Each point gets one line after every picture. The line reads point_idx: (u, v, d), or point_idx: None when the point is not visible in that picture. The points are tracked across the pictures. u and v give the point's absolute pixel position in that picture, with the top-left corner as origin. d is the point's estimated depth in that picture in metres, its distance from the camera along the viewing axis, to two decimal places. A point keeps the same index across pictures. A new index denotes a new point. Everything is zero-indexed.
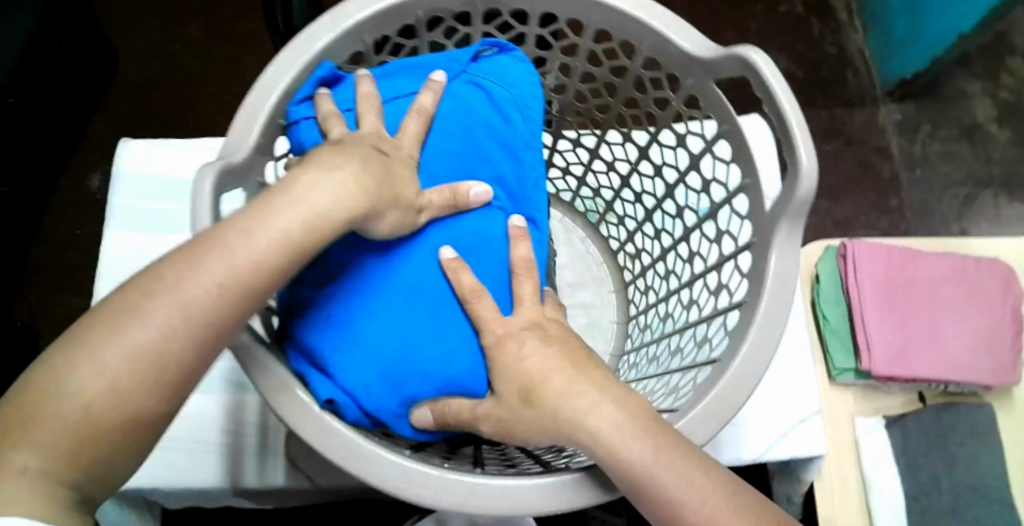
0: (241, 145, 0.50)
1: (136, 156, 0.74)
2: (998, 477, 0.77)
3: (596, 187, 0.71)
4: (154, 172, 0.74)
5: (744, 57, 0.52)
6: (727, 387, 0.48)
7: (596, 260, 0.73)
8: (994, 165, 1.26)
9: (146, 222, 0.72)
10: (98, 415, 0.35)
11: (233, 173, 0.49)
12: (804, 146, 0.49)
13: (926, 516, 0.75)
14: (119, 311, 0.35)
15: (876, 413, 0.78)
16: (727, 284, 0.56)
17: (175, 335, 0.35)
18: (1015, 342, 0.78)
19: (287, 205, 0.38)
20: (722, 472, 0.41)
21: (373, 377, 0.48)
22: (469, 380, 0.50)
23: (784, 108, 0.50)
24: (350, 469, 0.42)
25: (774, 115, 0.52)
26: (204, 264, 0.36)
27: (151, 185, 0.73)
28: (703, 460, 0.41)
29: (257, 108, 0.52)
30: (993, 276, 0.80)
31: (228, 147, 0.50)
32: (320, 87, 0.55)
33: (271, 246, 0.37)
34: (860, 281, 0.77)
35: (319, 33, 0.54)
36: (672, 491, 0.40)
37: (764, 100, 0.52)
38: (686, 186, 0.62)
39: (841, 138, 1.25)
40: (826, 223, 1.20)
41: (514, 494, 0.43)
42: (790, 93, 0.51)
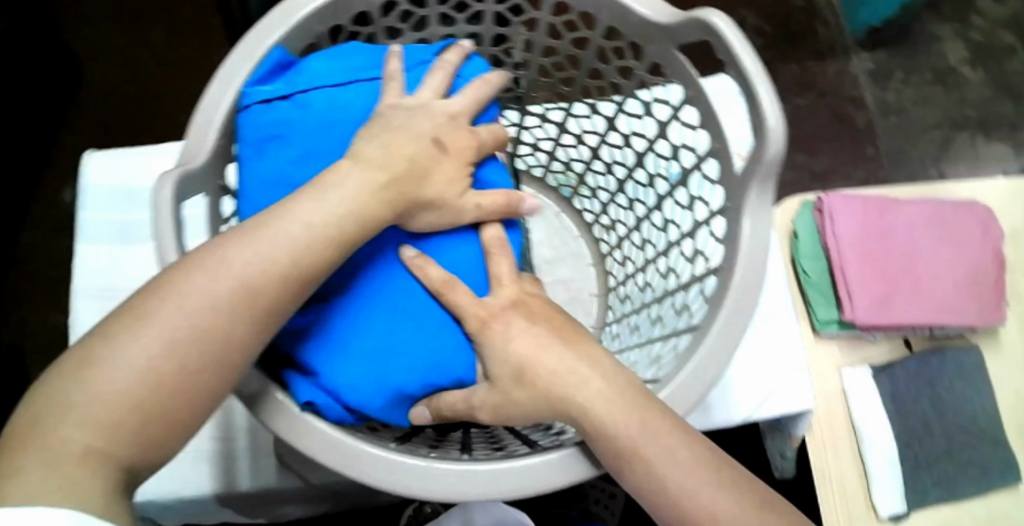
0: (199, 150, 0.49)
1: (101, 169, 0.73)
2: (989, 418, 0.79)
3: (567, 161, 0.70)
4: (121, 183, 0.73)
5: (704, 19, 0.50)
6: (706, 355, 0.48)
7: (572, 234, 0.73)
8: (968, 107, 1.25)
9: (119, 236, 0.71)
10: (113, 419, 0.35)
11: (194, 178, 0.48)
12: (771, 106, 0.48)
13: (919, 462, 0.77)
14: (135, 325, 0.37)
15: (862, 363, 0.78)
16: (702, 250, 0.56)
17: (183, 351, 0.37)
18: (996, 282, 0.79)
19: (275, 235, 0.40)
20: (706, 450, 0.43)
21: (359, 375, 0.47)
22: (458, 373, 0.48)
23: (747, 68, 0.49)
24: (337, 466, 0.42)
25: (739, 76, 0.50)
26: (206, 284, 0.38)
27: (119, 198, 0.72)
28: (687, 437, 0.43)
29: (213, 107, 0.51)
30: (971, 219, 0.80)
31: (187, 151, 0.49)
32: (271, 72, 0.53)
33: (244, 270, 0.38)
34: (838, 234, 0.76)
35: (271, 27, 0.52)
36: (655, 466, 0.42)
37: (727, 63, 0.51)
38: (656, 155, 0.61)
39: (815, 91, 1.24)
40: (805, 177, 1.21)
41: (505, 477, 0.43)
42: (752, 52, 0.49)
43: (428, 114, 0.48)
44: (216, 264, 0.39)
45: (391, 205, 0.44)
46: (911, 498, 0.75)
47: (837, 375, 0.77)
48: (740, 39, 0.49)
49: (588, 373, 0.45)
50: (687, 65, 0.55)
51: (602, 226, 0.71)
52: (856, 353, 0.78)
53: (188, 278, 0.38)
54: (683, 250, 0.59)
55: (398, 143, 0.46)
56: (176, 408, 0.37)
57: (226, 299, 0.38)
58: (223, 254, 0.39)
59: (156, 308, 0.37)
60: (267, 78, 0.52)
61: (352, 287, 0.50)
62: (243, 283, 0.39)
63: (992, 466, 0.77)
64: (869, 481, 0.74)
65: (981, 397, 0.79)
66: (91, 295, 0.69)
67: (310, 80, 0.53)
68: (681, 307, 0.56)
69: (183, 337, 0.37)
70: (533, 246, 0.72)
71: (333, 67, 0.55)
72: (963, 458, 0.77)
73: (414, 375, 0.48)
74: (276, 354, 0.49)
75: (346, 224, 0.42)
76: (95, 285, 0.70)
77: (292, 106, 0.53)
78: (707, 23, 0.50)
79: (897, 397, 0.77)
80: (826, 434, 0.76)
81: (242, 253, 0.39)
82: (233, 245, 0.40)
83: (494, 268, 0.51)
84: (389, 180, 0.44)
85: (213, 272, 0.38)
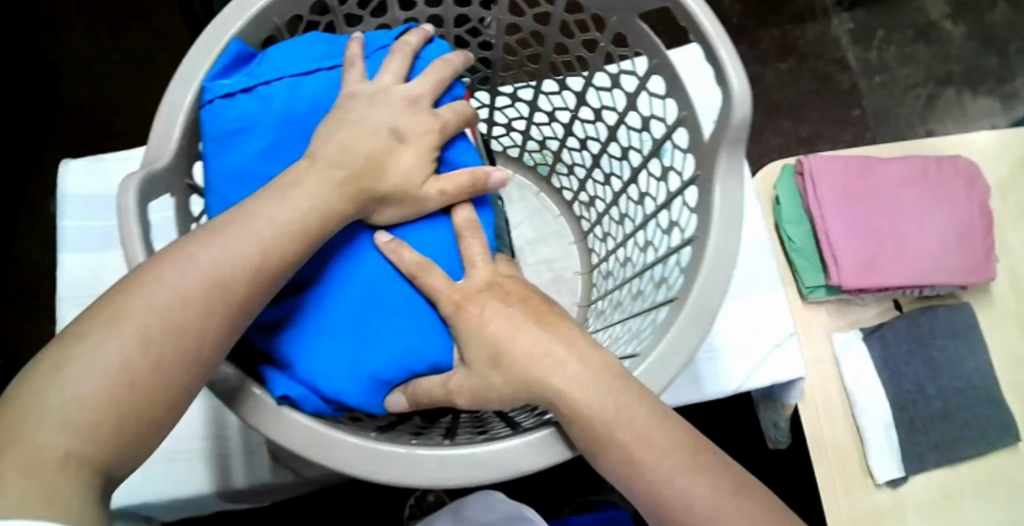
0: (164, 149, 0.47)
1: (78, 176, 0.71)
2: (985, 377, 0.77)
3: (541, 139, 0.69)
4: (99, 190, 0.71)
5: None
6: (683, 329, 0.47)
7: (553, 213, 0.71)
8: (953, 62, 1.23)
9: (100, 243, 0.70)
10: (94, 417, 0.34)
11: (158, 180, 0.46)
12: (735, 74, 0.48)
13: (915, 425, 0.76)
14: (107, 319, 0.36)
15: (853, 327, 0.77)
16: (678, 221, 0.54)
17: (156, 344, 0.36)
18: (985, 237, 0.78)
19: (242, 227, 0.39)
20: (681, 431, 0.42)
21: (339, 367, 0.45)
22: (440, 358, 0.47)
23: (709, 33, 0.49)
24: (314, 458, 0.41)
25: (701, 44, 0.50)
26: (179, 278, 0.37)
27: (99, 204, 0.71)
28: (665, 420, 0.42)
29: (176, 104, 0.48)
30: (955, 174, 0.79)
31: (150, 152, 0.46)
32: (230, 66, 0.49)
33: (216, 266, 0.38)
34: (821, 197, 0.75)
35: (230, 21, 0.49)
36: (632, 450, 0.41)
37: (689, 30, 0.51)
38: (628, 127, 0.60)
39: (796, 55, 1.23)
40: (791, 142, 1.19)
41: (485, 460, 0.42)
42: (713, 17, 0.49)
43: (386, 95, 0.46)
44: (187, 259, 0.38)
45: (352, 195, 0.43)
46: (909, 462, 0.74)
47: (827, 341, 0.76)
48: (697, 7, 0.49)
49: (565, 354, 0.43)
50: (651, 35, 0.54)
51: (581, 203, 0.70)
52: (845, 316, 0.78)
53: (153, 275, 0.37)
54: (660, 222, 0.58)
55: (356, 129, 0.44)
56: (153, 404, 0.36)
57: (201, 293, 0.37)
58: (193, 249, 0.38)
59: (125, 308, 0.36)
60: (227, 71, 0.49)
61: (326, 277, 0.47)
62: (214, 281, 0.38)
63: (991, 426, 0.75)
64: (865, 445, 0.74)
65: (977, 356, 0.77)
66: (77, 304, 0.68)
67: (272, 71, 0.50)
68: (660, 280, 0.54)
69: (161, 336, 0.36)
70: (512, 228, 0.70)
71: (297, 56, 0.51)
72: (961, 418, 0.76)
73: (394, 363, 0.46)
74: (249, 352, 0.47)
75: (307, 217, 0.41)
76: (79, 294, 0.68)
77: (254, 100, 0.49)
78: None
79: (890, 360, 0.76)
80: (819, 400, 0.75)
81: (207, 248, 0.38)
82: (203, 240, 0.39)
83: (466, 252, 0.49)
84: (349, 168, 0.43)
85: (183, 268, 0.37)
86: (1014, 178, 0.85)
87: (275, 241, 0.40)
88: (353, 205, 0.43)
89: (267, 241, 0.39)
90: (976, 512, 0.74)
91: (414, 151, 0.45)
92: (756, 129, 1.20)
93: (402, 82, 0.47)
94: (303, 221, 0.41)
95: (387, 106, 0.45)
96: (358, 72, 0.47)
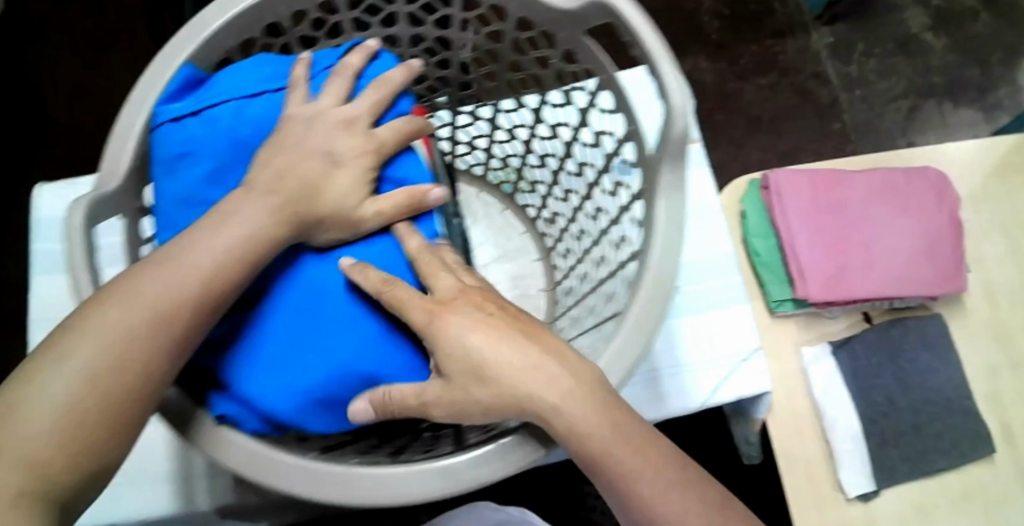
0: (114, 173, 0.48)
1: None
2: (958, 388, 0.77)
3: (503, 157, 0.69)
4: None
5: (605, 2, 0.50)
6: (624, 342, 0.47)
7: (518, 230, 0.72)
8: (934, 74, 1.24)
9: None
10: (45, 457, 0.35)
11: (107, 202, 0.47)
12: (677, 89, 0.48)
13: (887, 438, 0.75)
14: (53, 359, 0.37)
15: (822, 340, 0.77)
16: (627, 236, 0.55)
17: (103, 380, 0.37)
18: (955, 248, 0.77)
19: (187, 262, 0.40)
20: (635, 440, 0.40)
21: (278, 385, 0.44)
22: (393, 377, 0.45)
23: (649, 47, 0.49)
24: (249, 475, 0.41)
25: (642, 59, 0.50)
26: (123, 315, 0.38)
27: None
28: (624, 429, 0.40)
29: (128, 127, 0.49)
30: (924, 185, 0.79)
31: (103, 173, 0.48)
32: (181, 91, 0.50)
33: (160, 302, 0.39)
34: (786, 211, 0.75)
35: (180, 47, 0.51)
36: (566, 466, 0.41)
37: (631, 45, 0.51)
38: (582, 144, 0.60)
39: (776, 70, 1.24)
40: (773, 156, 1.20)
41: (423, 480, 0.42)
42: (657, 33, 0.49)
43: (327, 117, 0.47)
44: (138, 284, 0.39)
45: (291, 216, 0.44)
46: (881, 476, 0.74)
47: (796, 353, 0.76)
48: (642, 22, 0.49)
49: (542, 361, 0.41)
50: (598, 51, 0.54)
51: (545, 220, 0.70)
52: (815, 329, 0.77)
53: (103, 300, 0.38)
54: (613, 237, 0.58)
55: (297, 153, 0.46)
56: (103, 439, 0.37)
57: (146, 328, 0.38)
58: (144, 273, 0.39)
59: (77, 335, 0.37)
60: (179, 96, 0.50)
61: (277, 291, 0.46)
62: (159, 315, 0.38)
63: (964, 438, 0.75)
64: (835, 460, 0.73)
65: (950, 368, 0.77)
66: None
67: (222, 93, 0.50)
68: (609, 295, 0.55)
69: (117, 357, 0.37)
70: (476, 246, 0.71)
71: (249, 80, 0.52)
72: (935, 431, 0.76)
73: (344, 379, 0.44)
74: (195, 373, 0.46)
75: (246, 246, 0.42)
76: None
77: (201, 123, 0.50)
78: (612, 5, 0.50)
79: (860, 374, 0.76)
80: (788, 415, 0.75)
81: (153, 273, 0.39)
82: (153, 265, 0.40)
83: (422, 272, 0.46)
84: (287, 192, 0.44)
85: (133, 293, 0.39)
86: (985, 188, 0.85)
87: (218, 274, 0.41)
88: (291, 226, 0.44)
89: (211, 276, 0.40)
90: None
91: (353, 171, 0.46)
92: (737, 144, 1.21)
93: (342, 103, 0.48)
94: (246, 254, 0.42)
95: (327, 127, 0.47)
96: (300, 93, 0.49)
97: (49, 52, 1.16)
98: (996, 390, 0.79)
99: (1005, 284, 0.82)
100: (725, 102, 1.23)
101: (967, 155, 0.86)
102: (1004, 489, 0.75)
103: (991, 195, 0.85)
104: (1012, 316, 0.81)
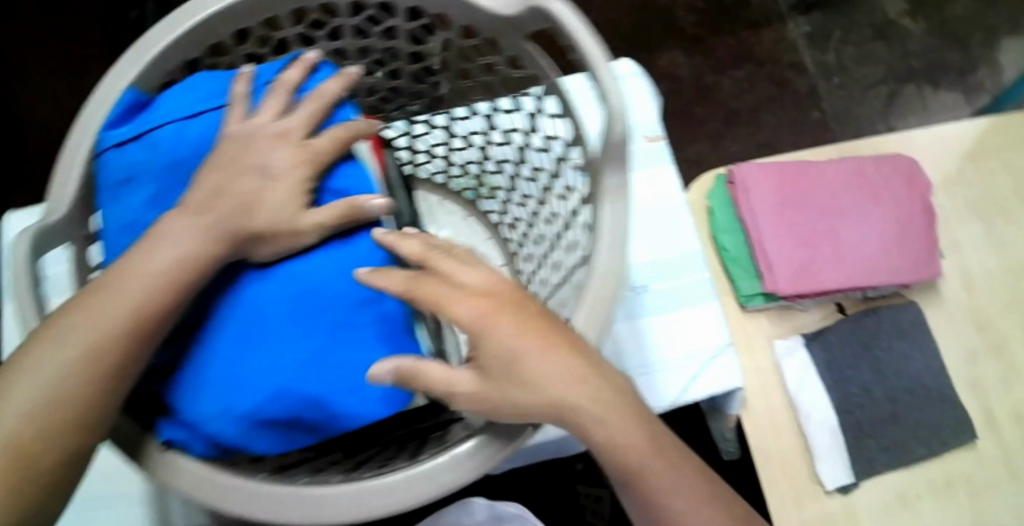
0: (61, 202, 0.48)
1: None
2: (935, 375, 0.76)
3: (463, 164, 0.69)
4: None
5: (542, 7, 0.50)
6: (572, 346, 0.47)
7: (483, 236, 0.73)
8: (913, 59, 1.23)
9: None
10: None
11: (53, 232, 0.47)
12: (615, 90, 0.47)
13: (864, 428, 0.75)
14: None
15: (795, 332, 0.77)
16: (578, 241, 0.55)
17: (39, 414, 0.39)
18: (927, 235, 0.77)
19: (117, 294, 0.41)
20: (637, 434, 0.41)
21: (222, 406, 0.45)
22: (336, 395, 0.45)
23: (585, 50, 0.49)
24: (197, 498, 0.42)
25: (580, 62, 0.50)
26: (56, 350, 0.39)
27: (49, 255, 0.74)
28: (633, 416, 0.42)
29: (74, 156, 0.50)
30: (894, 172, 0.78)
31: (51, 201, 0.48)
32: (127, 117, 0.51)
33: (92, 334, 0.40)
34: (753, 205, 0.75)
35: (125, 72, 0.51)
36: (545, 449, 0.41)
37: (570, 49, 0.51)
38: (534, 150, 0.60)
39: (753, 62, 1.23)
40: (751, 148, 1.20)
41: (364, 494, 0.42)
42: (593, 34, 0.49)
43: (263, 135, 0.47)
44: (79, 315, 0.40)
45: (227, 237, 0.44)
46: (859, 467, 0.73)
47: (768, 347, 0.75)
48: (578, 25, 0.48)
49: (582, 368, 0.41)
50: (539, 56, 0.54)
51: (507, 226, 0.70)
52: (788, 321, 0.77)
53: (48, 331, 0.40)
54: (566, 242, 0.58)
55: (232, 171, 0.46)
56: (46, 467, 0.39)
57: (76, 361, 0.39)
58: (85, 303, 0.41)
59: (26, 368, 0.39)
60: (121, 121, 0.51)
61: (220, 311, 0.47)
62: (90, 348, 0.40)
63: (943, 426, 0.74)
64: (812, 454, 0.73)
65: (926, 355, 0.76)
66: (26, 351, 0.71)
67: (162, 116, 0.51)
68: (562, 300, 0.55)
69: (64, 388, 0.39)
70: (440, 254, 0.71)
71: (187, 100, 0.52)
72: (912, 419, 0.75)
73: (284, 396, 0.45)
74: (147, 396, 0.47)
75: (178, 269, 0.42)
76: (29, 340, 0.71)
77: (143, 147, 0.51)
78: (545, 10, 0.50)
79: (834, 365, 0.76)
80: (763, 409, 0.74)
81: (94, 302, 0.41)
82: (94, 294, 0.41)
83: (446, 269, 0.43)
84: (220, 210, 0.45)
85: (76, 324, 0.40)
86: (959, 172, 0.84)
87: (148, 303, 0.41)
88: (226, 244, 0.44)
89: (142, 306, 0.41)
90: (930, 515, 0.72)
91: (290, 188, 0.47)
92: (715, 137, 1.21)
93: (280, 117, 0.49)
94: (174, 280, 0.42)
95: (263, 144, 0.47)
96: (240, 108, 0.49)
97: (29, 76, 1.17)
98: (976, 376, 0.79)
99: (982, 268, 0.81)
100: (702, 95, 1.23)
101: (940, 138, 0.85)
102: (985, 475, 0.75)
103: (966, 178, 0.84)
104: (989, 300, 0.80)
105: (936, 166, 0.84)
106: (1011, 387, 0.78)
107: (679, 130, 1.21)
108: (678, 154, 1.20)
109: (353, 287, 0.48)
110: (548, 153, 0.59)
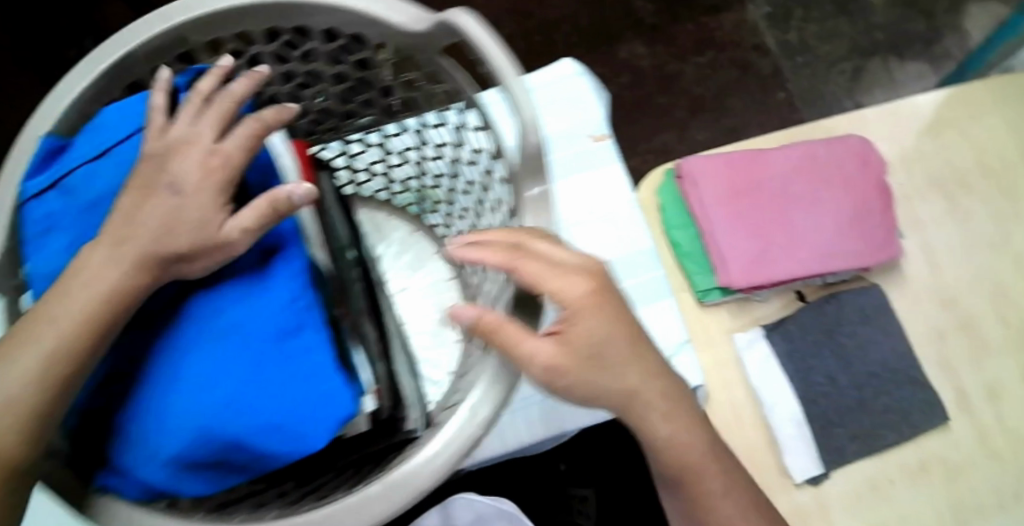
0: None
1: None
2: (900, 357, 0.75)
3: (403, 181, 0.69)
4: None
5: (448, 21, 0.48)
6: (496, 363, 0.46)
7: (431, 250, 0.74)
8: (876, 31, 1.21)
9: None
10: None
11: None
12: (524, 104, 0.46)
13: (830, 416, 0.74)
14: None
15: (755, 324, 0.76)
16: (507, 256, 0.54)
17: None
18: (883, 217, 0.76)
19: (31, 343, 0.40)
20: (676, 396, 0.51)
21: (144, 452, 0.44)
22: (256, 433, 0.44)
23: (493, 63, 0.47)
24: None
25: (490, 75, 0.48)
26: None
27: None
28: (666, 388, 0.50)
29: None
30: (846, 155, 0.77)
31: None
32: (43, 165, 0.51)
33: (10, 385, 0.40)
34: (702, 199, 0.74)
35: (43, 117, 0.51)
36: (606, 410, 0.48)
37: (480, 62, 0.49)
38: (463, 164, 0.59)
39: (714, 46, 1.22)
40: (718, 135, 1.19)
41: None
42: (501, 46, 0.47)
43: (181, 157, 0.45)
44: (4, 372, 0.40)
45: (145, 264, 0.43)
46: (829, 456, 0.73)
47: (729, 341, 0.75)
48: (483, 35, 0.47)
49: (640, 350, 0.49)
50: (455, 70, 0.53)
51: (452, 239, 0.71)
52: (746, 313, 0.76)
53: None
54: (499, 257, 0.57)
55: (147, 194, 0.44)
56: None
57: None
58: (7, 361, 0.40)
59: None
60: (38, 171, 0.51)
61: (143, 349, 0.47)
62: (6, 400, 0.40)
63: (913, 409, 0.73)
64: (781, 448, 0.72)
65: (891, 338, 0.75)
66: None
67: (73, 160, 0.51)
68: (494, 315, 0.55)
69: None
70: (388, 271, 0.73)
71: (99, 139, 0.52)
72: (880, 403, 0.75)
73: (205, 438, 0.44)
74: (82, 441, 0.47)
75: (96, 307, 0.41)
76: None
77: (63, 193, 0.51)
78: (451, 24, 0.49)
79: (798, 355, 0.75)
80: (727, 404, 0.74)
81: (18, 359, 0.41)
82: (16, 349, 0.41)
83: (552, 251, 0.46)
84: (141, 236, 0.43)
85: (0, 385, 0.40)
86: (920, 147, 0.82)
87: (66, 350, 0.41)
88: (149, 275, 0.43)
89: (60, 354, 0.41)
90: (904, 500, 0.72)
91: None
92: (680, 126, 1.20)
93: (193, 125, 0.47)
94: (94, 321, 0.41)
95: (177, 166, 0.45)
96: (157, 119, 0.47)
97: None
98: (945, 355, 0.77)
99: (946, 244, 0.80)
100: (665, 84, 1.22)
101: (901, 111, 0.82)
102: (957, 456, 0.74)
103: (928, 152, 0.82)
104: (955, 277, 0.79)
105: (896, 142, 0.82)
106: (979, 364, 0.77)
107: (644, 121, 1.20)
108: (644, 145, 1.19)
109: (271, 318, 0.47)
110: (475, 167, 0.58)
